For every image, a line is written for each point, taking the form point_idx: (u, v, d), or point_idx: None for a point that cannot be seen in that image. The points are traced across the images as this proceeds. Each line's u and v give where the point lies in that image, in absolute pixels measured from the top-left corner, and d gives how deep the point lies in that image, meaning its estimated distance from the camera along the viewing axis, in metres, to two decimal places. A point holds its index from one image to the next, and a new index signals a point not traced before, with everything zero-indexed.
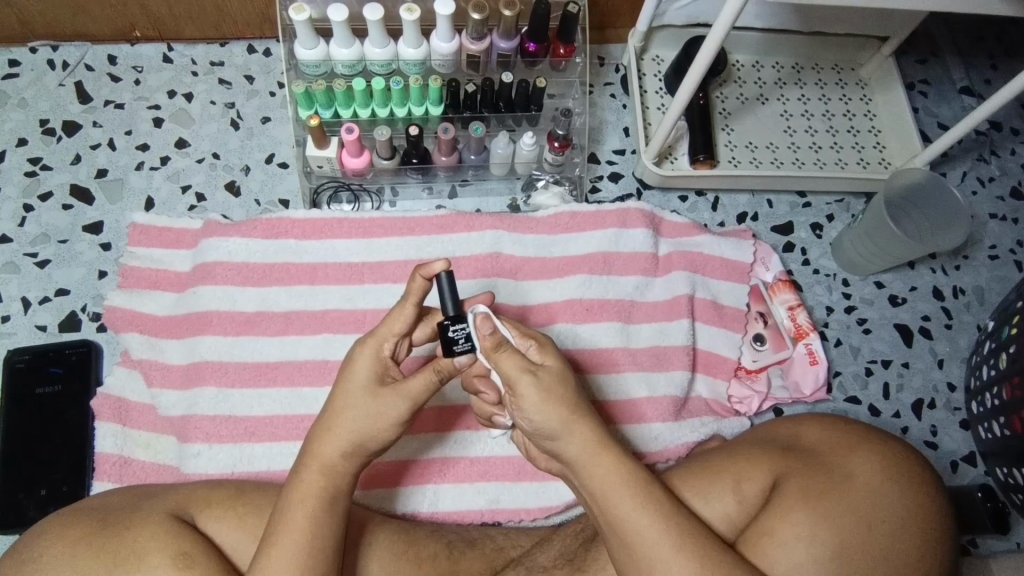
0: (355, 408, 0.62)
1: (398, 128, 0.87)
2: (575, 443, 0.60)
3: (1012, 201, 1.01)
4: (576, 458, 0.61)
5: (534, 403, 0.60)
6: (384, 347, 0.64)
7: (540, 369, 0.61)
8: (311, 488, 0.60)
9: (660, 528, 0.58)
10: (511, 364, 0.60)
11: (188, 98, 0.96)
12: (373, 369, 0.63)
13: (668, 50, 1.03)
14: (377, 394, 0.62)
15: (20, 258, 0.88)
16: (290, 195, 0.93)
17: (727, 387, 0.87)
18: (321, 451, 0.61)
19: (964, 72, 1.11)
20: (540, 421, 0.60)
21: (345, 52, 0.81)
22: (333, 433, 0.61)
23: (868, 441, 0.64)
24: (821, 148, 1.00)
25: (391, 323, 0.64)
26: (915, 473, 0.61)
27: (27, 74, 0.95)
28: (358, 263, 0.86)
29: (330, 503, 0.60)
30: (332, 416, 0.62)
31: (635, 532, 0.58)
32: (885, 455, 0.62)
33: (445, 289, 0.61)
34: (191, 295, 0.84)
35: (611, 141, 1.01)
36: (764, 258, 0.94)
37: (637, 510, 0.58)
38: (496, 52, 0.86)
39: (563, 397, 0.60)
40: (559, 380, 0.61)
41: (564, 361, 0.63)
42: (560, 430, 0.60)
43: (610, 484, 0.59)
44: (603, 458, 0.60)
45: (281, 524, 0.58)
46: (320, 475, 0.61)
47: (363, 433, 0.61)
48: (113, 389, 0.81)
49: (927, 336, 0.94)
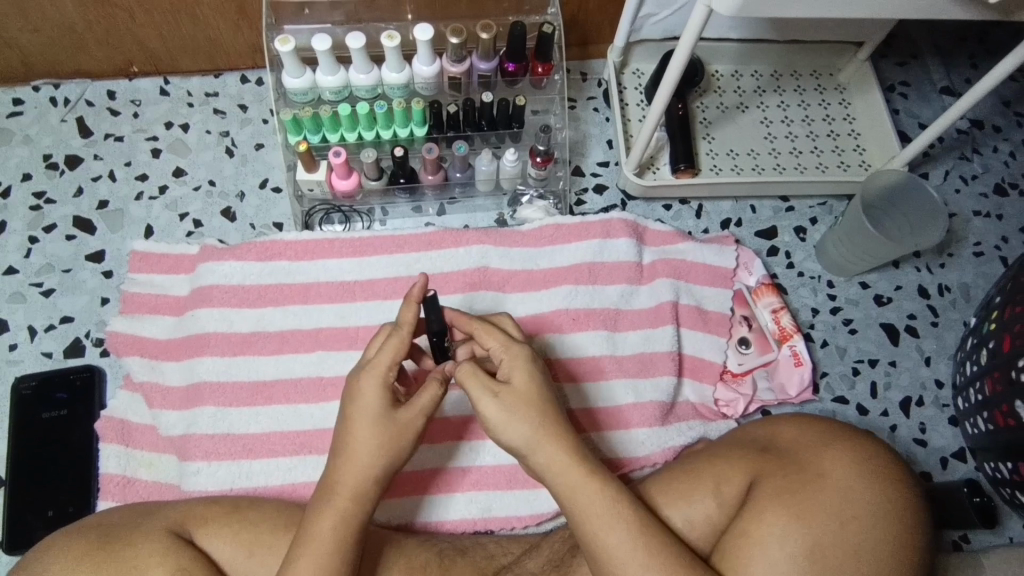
0: (365, 435, 0.63)
1: (384, 150, 0.92)
2: (542, 458, 0.63)
3: (995, 198, 1.05)
4: (540, 473, 0.64)
5: (500, 422, 0.63)
6: (389, 373, 0.65)
7: (504, 389, 0.64)
8: (337, 513, 0.61)
9: (634, 545, 0.59)
10: (475, 385, 0.64)
11: (185, 128, 1.00)
12: (381, 395, 0.64)
13: (647, 63, 1.06)
14: (388, 417, 0.63)
15: (26, 288, 0.91)
16: (284, 218, 0.96)
17: (714, 391, 0.89)
18: (343, 477, 0.62)
19: (944, 73, 1.13)
20: (510, 434, 0.63)
21: (331, 79, 0.85)
22: (350, 457, 0.63)
23: (836, 440, 0.65)
24: (801, 153, 1.02)
25: (391, 351, 0.65)
26: (885, 469, 0.62)
27: (31, 111, 0.99)
28: (350, 281, 0.89)
29: (352, 523, 0.61)
30: (347, 442, 0.63)
31: (605, 547, 0.60)
32: (854, 453, 0.63)
33: (432, 315, 0.68)
34: (190, 318, 0.87)
35: (594, 153, 1.03)
36: (747, 262, 0.95)
37: (609, 526, 0.60)
38: (476, 73, 0.89)
39: (535, 414, 0.63)
40: (525, 396, 0.64)
41: (531, 376, 0.65)
42: (526, 445, 0.63)
43: (583, 501, 0.61)
44: (572, 472, 0.62)
45: (306, 542, 0.60)
46: (350, 498, 0.62)
47: (380, 456, 0.62)
48: (115, 411, 0.84)
49: (913, 335, 0.95)
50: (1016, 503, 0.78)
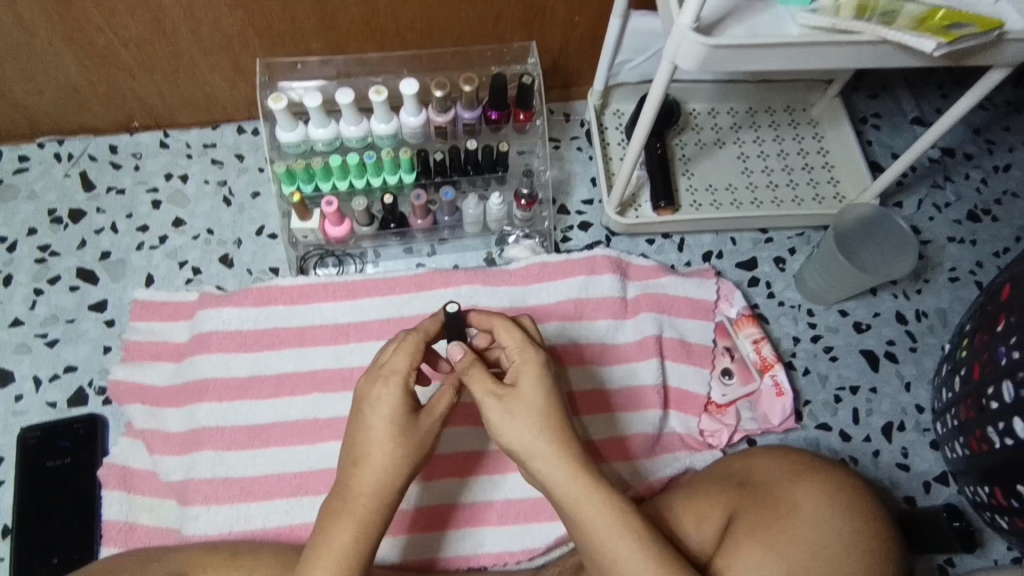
0: (382, 444, 0.61)
1: (375, 197, 0.95)
2: (547, 467, 0.62)
3: (968, 224, 1.08)
4: (543, 481, 0.63)
5: (499, 424, 0.63)
6: (407, 380, 0.63)
7: (508, 394, 0.63)
8: (352, 521, 0.60)
9: (638, 557, 0.61)
10: (479, 387, 0.64)
11: (184, 179, 1.04)
12: (399, 402, 0.62)
13: (627, 104, 1.10)
14: (405, 424, 0.62)
15: (31, 339, 0.94)
16: (280, 263, 1.00)
17: (699, 422, 0.91)
18: (356, 486, 0.61)
19: (915, 104, 1.18)
20: (511, 438, 0.63)
21: (322, 131, 0.89)
22: (363, 465, 0.61)
23: (809, 472, 0.68)
24: (777, 186, 1.05)
25: (405, 356, 0.63)
26: (856, 499, 0.65)
27: (36, 168, 1.03)
28: (344, 324, 0.92)
29: (367, 530, 0.61)
30: (361, 448, 0.62)
31: (612, 557, 0.61)
32: (827, 484, 0.66)
33: (449, 318, 0.68)
34: (189, 364, 0.89)
35: (579, 192, 1.07)
36: (727, 294, 0.98)
37: (616, 538, 0.61)
38: (462, 122, 0.94)
39: (545, 420, 0.62)
40: (531, 402, 0.63)
41: (540, 383, 0.63)
42: (526, 452, 0.62)
43: (588, 512, 0.62)
44: (579, 481, 0.62)
45: (323, 550, 0.60)
46: (364, 504, 0.61)
47: (396, 464, 0.61)
48: (118, 458, 0.86)
49: (893, 361, 0.97)
50: (996, 526, 0.80)
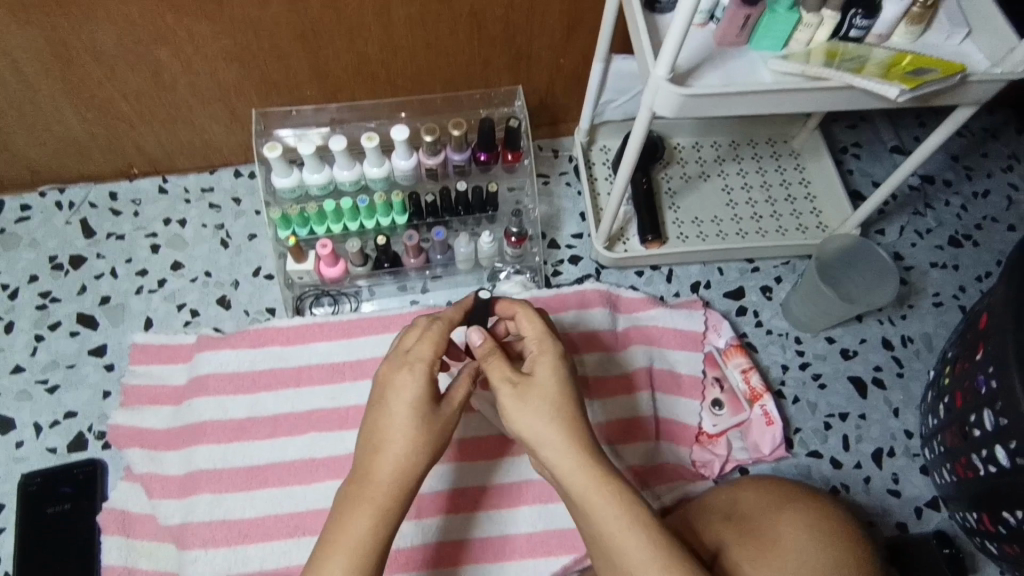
0: (403, 430, 0.62)
1: (368, 238, 0.98)
2: (557, 456, 0.62)
3: (950, 249, 1.11)
4: (554, 471, 0.63)
5: (513, 412, 0.63)
6: (430, 368, 0.64)
7: (523, 381, 0.64)
8: (370, 507, 0.60)
9: (648, 548, 0.60)
10: (496, 373, 0.65)
11: (182, 223, 1.07)
12: (421, 389, 0.63)
13: (613, 139, 1.13)
14: (425, 411, 0.63)
15: (32, 386, 0.96)
16: (276, 303, 1.02)
17: (690, 453, 0.92)
18: (375, 473, 0.61)
19: (893, 133, 1.21)
20: (522, 424, 0.63)
21: (316, 176, 0.92)
22: (384, 450, 0.62)
23: (790, 502, 0.70)
24: (762, 217, 1.08)
25: (427, 344, 0.64)
26: (837, 529, 0.67)
27: (37, 216, 1.06)
28: (340, 363, 0.94)
29: (383, 516, 0.60)
30: (382, 434, 0.62)
31: (624, 549, 0.60)
32: (808, 514, 0.68)
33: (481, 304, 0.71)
34: (187, 407, 0.91)
35: (568, 226, 1.10)
36: (715, 325, 1.00)
37: (625, 527, 0.60)
38: (452, 163, 0.96)
39: (559, 408, 0.63)
40: (544, 390, 0.63)
41: (557, 372, 0.64)
42: (537, 439, 0.62)
43: (596, 500, 0.61)
44: (589, 473, 0.61)
45: (339, 535, 0.60)
46: (382, 490, 0.61)
47: (416, 450, 0.62)
48: (117, 503, 0.87)
49: (880, 387, 0.99)
50: (987, 551, 0.81)
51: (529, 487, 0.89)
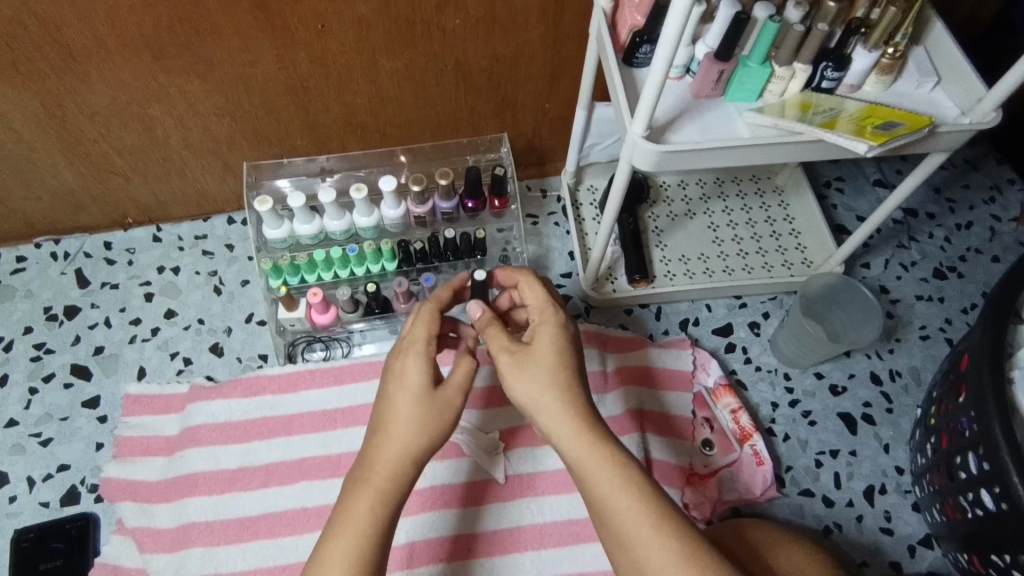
0: (403, 411, 0.62)
1: (359, 284, 0.99)
2: (553, 424, 0.62)
3: (935, 282, 1.12)
4: (550, 438, 0.63)
5: (512, 379, 0.64)
6: (428, 348, 0.65)
7: (521, 350, 0.65)
8: (371, 493, 0.60)
9: (642, 512, 0.59)
10: (496, 343, 0.67)
11: (176, 271, 1.08)
12: (420, 371, 0.64)
13: (599, 179, 1.15)
14: (424, 391, 0.63)
15: (26, 439, 0.96)
16: (268, 349, 1.03)
17: (681, 494, 0.92)
18: (377, 457, 0.61)
19: (875, 167, 1.23)
20: (519, 392, 0.64)
21: (306, 227, 0.93)
22: (387, 433, 0.62)
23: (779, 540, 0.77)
24: (748, 254, 1.09)
25: (426, 326, 0.67)
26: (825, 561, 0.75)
27: (33, 267, 1.07)
28: (332, 410, 0.95)
29: (386, 502, 0.60)
30: (384, 417, 0.63)
31: (619, 516, 0.59)
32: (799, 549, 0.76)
33: (478, 286, 0.76)
34: (179, 458, 0.91)
35: (557, 266, 1.11)
36: (703, 363, 1.02)
37: (618, 491, 0.60)
38: (440, 210, 0.98)
39: (555, 375, 0.63)
40: (541, 358, 0.64)
41: (554, 341, 0.65)
42: (533, 406, 0.63)
43: (588, 464, 0.61)
44: (583, 439, 0.61)
45: (343, 520, 0.59)
46: (383, 473, 0.61)
47: (417, 432, 0.62)
48: (109, 558, 0.87)
49: (870, 422, 0.99)
50: None
51: (521, 534, 0.89)
